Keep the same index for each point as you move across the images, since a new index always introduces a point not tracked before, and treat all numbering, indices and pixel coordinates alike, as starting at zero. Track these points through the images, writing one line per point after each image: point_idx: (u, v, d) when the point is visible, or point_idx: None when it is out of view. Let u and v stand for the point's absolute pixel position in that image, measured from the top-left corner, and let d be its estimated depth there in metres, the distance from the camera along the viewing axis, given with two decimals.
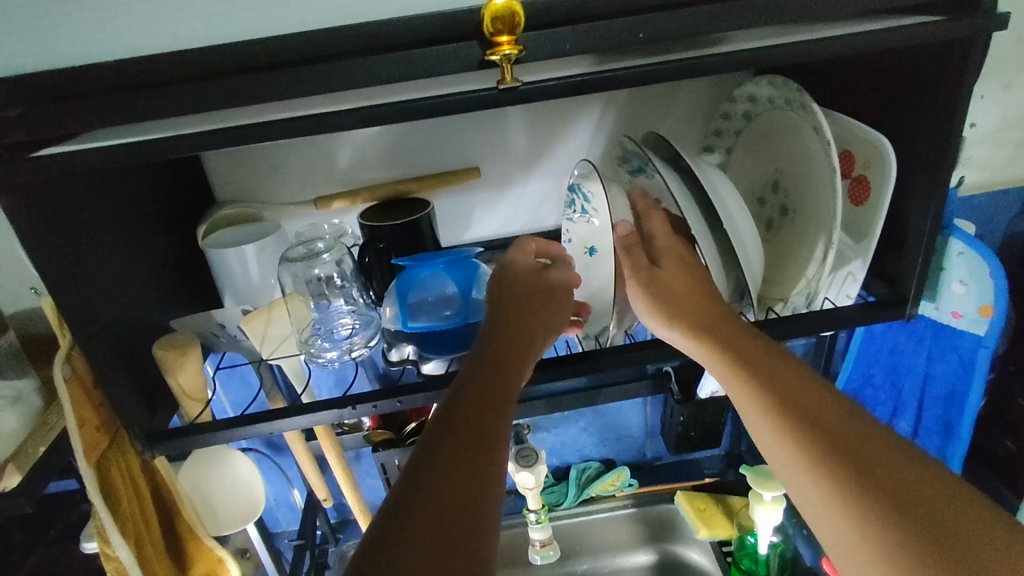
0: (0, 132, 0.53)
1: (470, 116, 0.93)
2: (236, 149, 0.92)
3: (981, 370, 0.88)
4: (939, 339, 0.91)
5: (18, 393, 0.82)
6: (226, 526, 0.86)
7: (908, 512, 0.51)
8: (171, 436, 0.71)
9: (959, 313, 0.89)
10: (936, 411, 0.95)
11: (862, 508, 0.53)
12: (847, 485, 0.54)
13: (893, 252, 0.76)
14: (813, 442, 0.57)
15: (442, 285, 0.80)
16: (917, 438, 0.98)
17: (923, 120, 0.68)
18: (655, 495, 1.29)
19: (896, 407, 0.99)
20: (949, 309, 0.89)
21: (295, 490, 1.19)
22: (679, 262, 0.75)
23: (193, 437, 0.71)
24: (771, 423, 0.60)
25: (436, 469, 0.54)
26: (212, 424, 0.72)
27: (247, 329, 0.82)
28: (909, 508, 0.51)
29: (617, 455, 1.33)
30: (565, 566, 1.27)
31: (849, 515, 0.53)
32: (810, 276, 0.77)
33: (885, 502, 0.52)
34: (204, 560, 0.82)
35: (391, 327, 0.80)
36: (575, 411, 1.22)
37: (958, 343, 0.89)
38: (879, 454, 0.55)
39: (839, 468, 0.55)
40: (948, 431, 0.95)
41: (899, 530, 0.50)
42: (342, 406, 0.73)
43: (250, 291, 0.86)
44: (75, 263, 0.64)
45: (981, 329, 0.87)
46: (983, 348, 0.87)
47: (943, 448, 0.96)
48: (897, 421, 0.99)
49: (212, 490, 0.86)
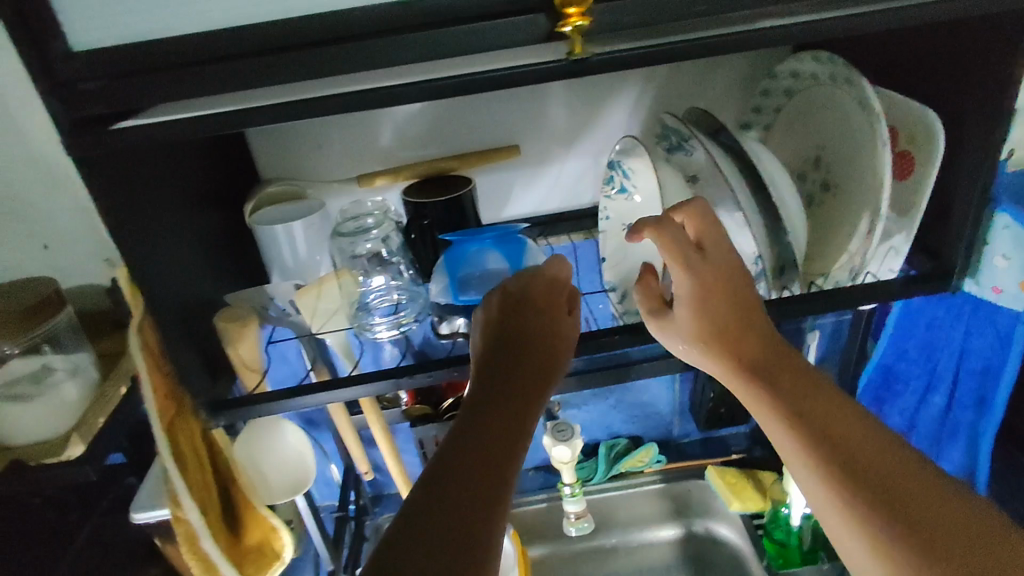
0: (80, 105, 0.55)
1: (511, 94, 0.94)
2: (280, 127, 0.93)
3: (1018, 345, 0.88)
4: (977, 313, 0.91)
5: (76, 366, 0.86)
6: (278, 495, 0.88)
7: (930, 540, 0.56)
8: (234, 405, 0.73)
9: (999, 289, 0.86)
10: (970, 385, 0.97)
11: (886, 534, 0.58)
12: (874, 511, 0.59)
13: (938, 225, 0.77)
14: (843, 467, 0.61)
15: (489, 260, 0.81)
16: (951, 411, 1.00)
17: (973, 92, 0.69)
18: (684, 472, 1.32)
19: (930, 381, 1.00)
20: (990, 285, 0.86)
21: (333, 465, 1.22)
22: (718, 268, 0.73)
23: (255, 406, 0.73)
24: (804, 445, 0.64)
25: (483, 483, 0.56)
26: (270, 394, 0.74)
27: (298, 303, 0.85)
28: (929, 537, 0.57)
29: (645, 432, 1.35)
30: (595, 538, 1.30)
31: (878, 538, 0.58)
32: (854, 249, 0.78)
33: (911, 530, 0.57)
34: (259, 527, 0.86)
35: (439, 301, 0.83)
36: (605, 388, 1.24)
37: (996, 317, 0.89)
38: (904, 481, 0.60)
39: (864, 492, 0.60)
40: (982, 405, 0.97)
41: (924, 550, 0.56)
42: (398, 376, 0.75)
43: (298, 267, 0.88)
44: (143, 235, 0.66)
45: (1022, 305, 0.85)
46: (1020, 322, 0.87)
47: (977, 421, 0.98)
48: (931, 395, 1.00)
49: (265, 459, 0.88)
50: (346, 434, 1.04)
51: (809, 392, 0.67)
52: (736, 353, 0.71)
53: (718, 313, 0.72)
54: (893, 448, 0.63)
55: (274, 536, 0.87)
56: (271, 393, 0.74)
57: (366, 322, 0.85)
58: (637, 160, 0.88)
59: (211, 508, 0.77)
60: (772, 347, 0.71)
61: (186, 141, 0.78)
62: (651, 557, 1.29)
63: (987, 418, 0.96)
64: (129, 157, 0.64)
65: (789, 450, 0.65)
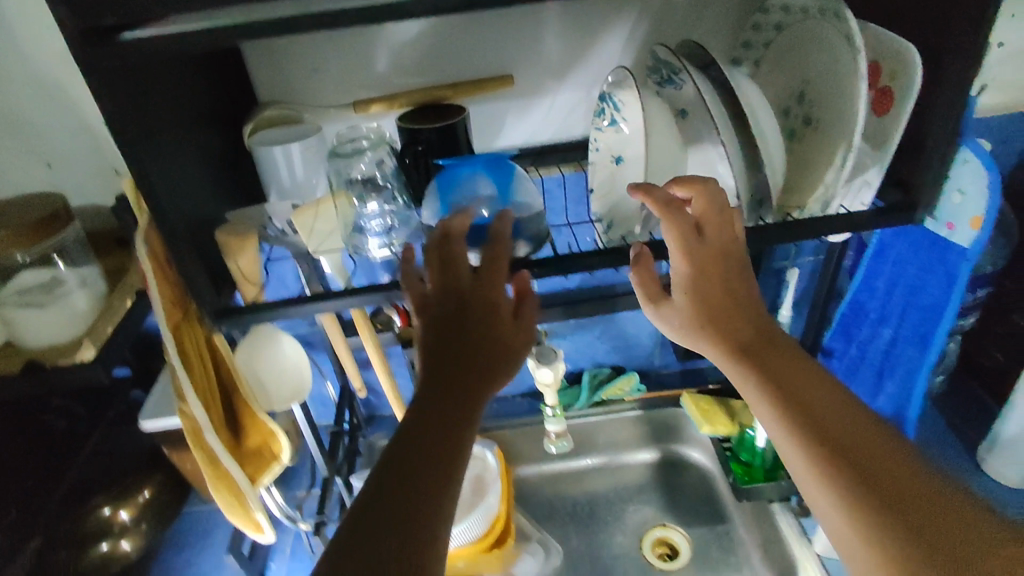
0: (88, 12, 0.57)
1: (506, 22, 0.95)
2: (279, 50, 0.94)
3: (961, 282, 0.91)
4: (934, 248, 0.95)
5: (84, 279, 0.91)
6: (278, 402, 0.94)
7: (894, 515, 0.57)
8: (236, 313, 0.78)
9: (953, 226, 0.92)
10: (915, 322, 1.01)
11: (858, 510, 0.59)
12: (843, 486, 0.61)
13: (910, 160, 0.80)
14: (822, 447, 0.64)
15: (480, 184, 0.84)
16: (898, 346, 1.05)
17: (952, 27, 0.71)
18: (662, 399, 1.40)
19: (884, 314, 1.06)
20: (945, 220, 0.92)
21: (329, 383, 1.29)
22: (710, 253, 0.77)
23: (257, 314, 0.78)
24: (789, 430, 0.67)
25: (412, 483, 0.61)
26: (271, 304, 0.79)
27: (296, 223, 0.87)
28: (896, 511, 0.58)
29: (627, 362, 1.41)
30: (576, 459, 1.38)
31: (851, 519, 0.59)
32: (829, 181, 0.81)
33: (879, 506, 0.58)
34: (260, 430, 0.92)
35: (431, 224, 0.86)
36: (590, 319, 1.30)
37: (947, 254, 0.93)
38: (890, 469, 0.61)
39: (835, 470, 0.62)
40: (924, 343, 1.00)
41: (890, 531, 0.57)
42: (390, 291, 0.79)
43: (295, 188, 0.91)
44: (149, 147, 0.69)
45: (968, 240, 0.89)
46: (966, 260, 0.90)
47: (918, 359, 1.01)
48: (883, 327, 1.07)
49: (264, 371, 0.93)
50: (341, 352, 1.09)
51: (799, 383, 0.71)
52: (729, 341, 0.76)
53: (712, 300, 0.77)
54: (882, 439, 0.64)
55: (272, 440, 0.93)
56: (271, 303, 0.79)
57: (360, 243, 0.88)
58: (628, 92, 0.88)
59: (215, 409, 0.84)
60: (767, 343, 0.76)
61: (186, 59, 0.80)
62: (627, 478, 1.37)
63: (925, 354, 0.99)
64: (132, 71, 0.67)
65: (776, 435, 0.69)
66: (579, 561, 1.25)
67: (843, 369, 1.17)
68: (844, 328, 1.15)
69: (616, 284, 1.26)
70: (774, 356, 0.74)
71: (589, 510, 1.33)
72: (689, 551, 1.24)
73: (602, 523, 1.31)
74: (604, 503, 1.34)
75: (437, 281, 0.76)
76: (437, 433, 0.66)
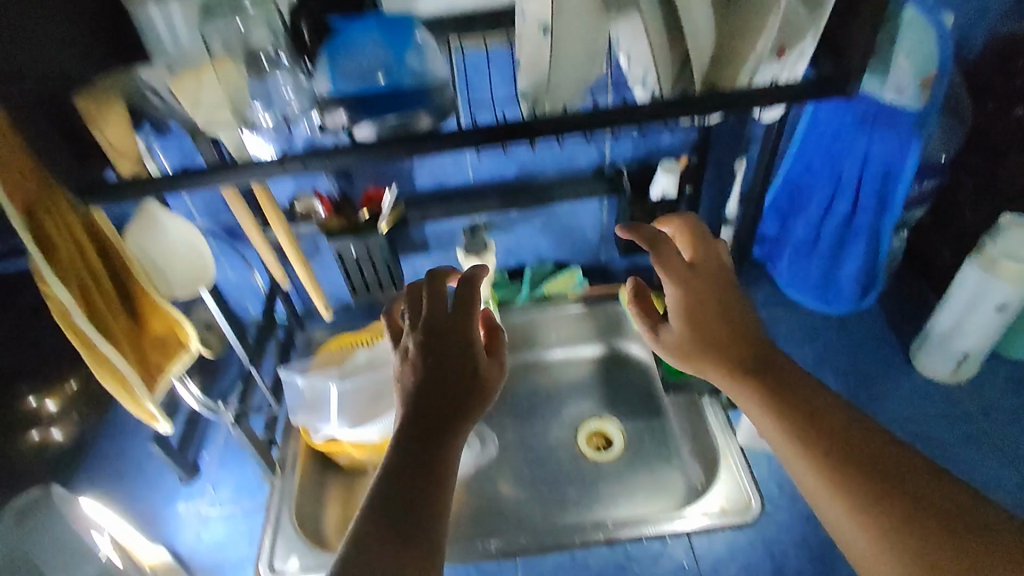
0: None
1: None
2: None
3: (917, 138, 1.00)
4: (881, 117, 1.01)
5: None
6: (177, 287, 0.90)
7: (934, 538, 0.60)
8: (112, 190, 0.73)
9: (901, 88, 0.95)
10: (871, 188, 1.09)
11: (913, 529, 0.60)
12: (864, 508, 0.62)
13: (850, 22, 0.73)
14: (827, 448, 0.67)
15: (375, 48, 0.78)
16: (857, 215, 1.13)
17: None
18: (605, 296, 1.40)
19: (836, 187, 1.13)
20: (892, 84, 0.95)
21: (256, 272, 1.23)
22: (700, 277, 0.79)
23: (138, 192, 0.73)
24: (790, 436, 0.69)
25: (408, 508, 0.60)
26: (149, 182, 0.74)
27: (176, 93, 0.77)
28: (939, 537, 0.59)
29: (572, 257, 1.38)
30: (517, 354, 1.38)
31: (865, 530, 0.62)
32: (760, 51, 0.74)
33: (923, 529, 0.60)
34: (162, 321, 0.88)
35: (322, 94, 0.78)
36: (529, 209, 1.25)
37: (897, 117, 1.00)
38: (894, 466, 0.65)
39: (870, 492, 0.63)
40: (882, 204, 1.10)
41: (903, 542, 0.60)
42: (269, 164, 0.74)
43: (182, 57, 0.76)
44: None
45: (920, 99, 0.95)
46: (916, 119, 0.99)
47: (877, 222, 1.12)
48: (837, 200, 1.13)
49: (165, 257, 0.89)
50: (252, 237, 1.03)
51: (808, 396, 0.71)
52: (729, 357, 0.75)
53: (709, 313, 0.77)
54: (877, 440, 0.67)
55: (179, 329, 0.89)
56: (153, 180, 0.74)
57: (253, 117, 0.79)
58: None
59: (98, 291, 0.80)
60: (765, 350, 0.75)
61: None
62: (569, 372, 1.37)
63: (889, 215, 1.10)
64: None
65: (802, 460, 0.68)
66: (517, 449, 1.26)
67: (792, 251, 1.24)
68: (781, 215, 1.24)
69: (557, 173, 1.20)
70: (761, 359, 0.75)
71: (529, 403, 1.34)
72: (622, 442, 1.26)
73: (542, 415, 1.32)
74: (545, 397, 1.35)
75: (422, 319, 0.75)
76: (421, 458, 0.64)
